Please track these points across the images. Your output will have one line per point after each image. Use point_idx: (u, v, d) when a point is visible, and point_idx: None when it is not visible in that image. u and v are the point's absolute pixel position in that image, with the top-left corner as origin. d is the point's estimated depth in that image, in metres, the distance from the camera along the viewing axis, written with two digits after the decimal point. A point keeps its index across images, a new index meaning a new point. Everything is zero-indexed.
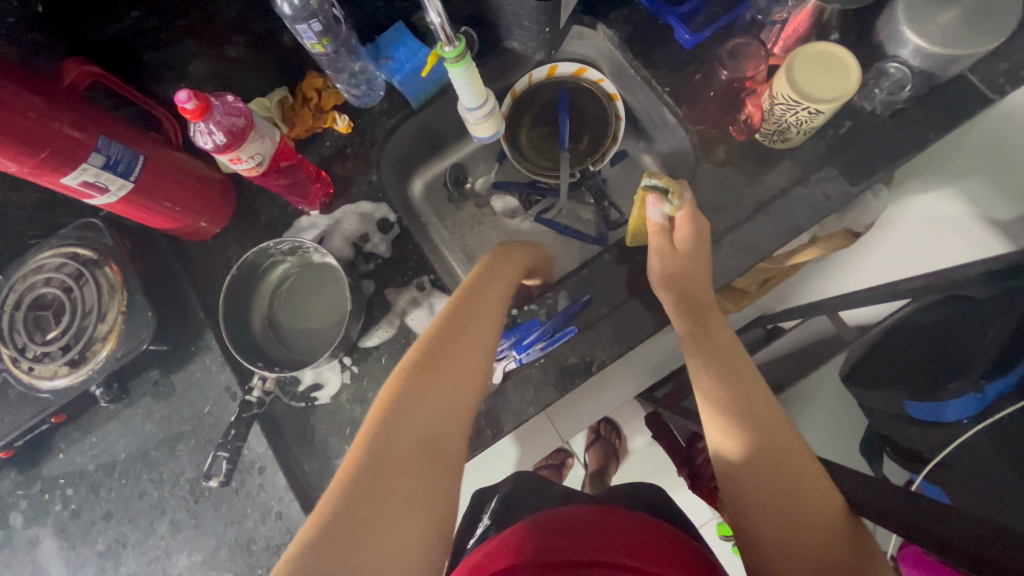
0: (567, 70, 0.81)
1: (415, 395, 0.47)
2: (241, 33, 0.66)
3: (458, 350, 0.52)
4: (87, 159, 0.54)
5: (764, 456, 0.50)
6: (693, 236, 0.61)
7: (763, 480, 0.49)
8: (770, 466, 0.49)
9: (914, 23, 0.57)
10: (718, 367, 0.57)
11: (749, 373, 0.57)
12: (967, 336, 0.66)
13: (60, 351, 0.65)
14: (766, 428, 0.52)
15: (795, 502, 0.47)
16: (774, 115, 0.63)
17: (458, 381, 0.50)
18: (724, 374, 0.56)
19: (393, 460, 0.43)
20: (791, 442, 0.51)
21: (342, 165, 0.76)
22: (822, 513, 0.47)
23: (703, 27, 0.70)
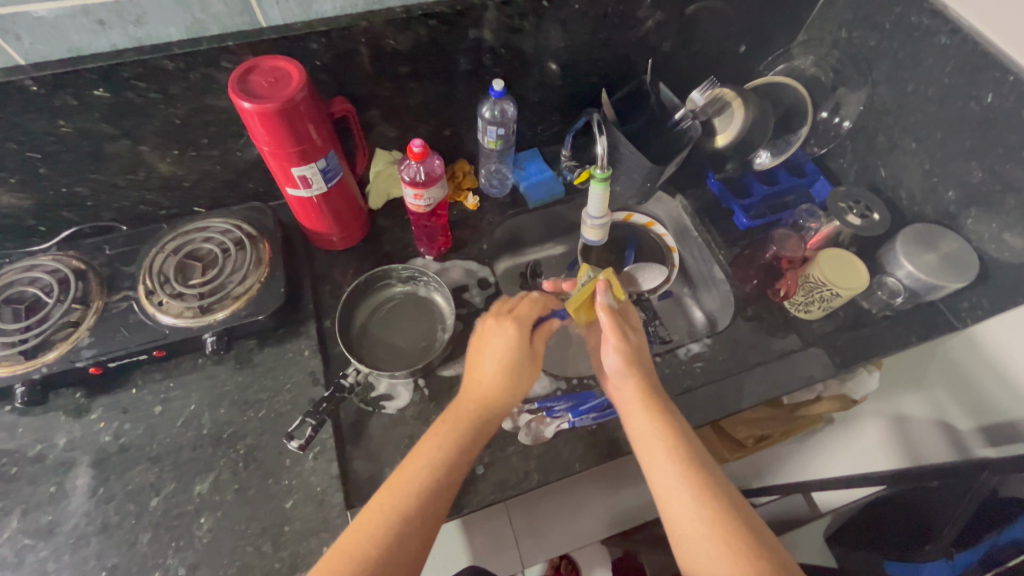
0: (640, 220, 1.04)
1: (416, 478, 0.57)
2: (435, 119, 0.89)
3: (453, 466, 0.59)
4: (316, 161, 0.71)
5: (718, 537, 0.53)
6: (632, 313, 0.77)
7: (717, 564, 0.51)
8: (723, 549, 0.52)
9: (912, 257, 0.81)
10: (667, 446, 0.60)
11: (699, 447, 0.61)
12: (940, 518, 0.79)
13: (195, 296, 0.74)
14: (710, 500, 0.56)
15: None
16: (805, 290, 0.85)
17: (444, 491, 0.57)
18: (675, 454, 0.60)
19: (394, 516, 0.54)
20: (745, 517, 0.55)
21: (462, 230, 0.94)
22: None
23: (757, 218, 0.96)
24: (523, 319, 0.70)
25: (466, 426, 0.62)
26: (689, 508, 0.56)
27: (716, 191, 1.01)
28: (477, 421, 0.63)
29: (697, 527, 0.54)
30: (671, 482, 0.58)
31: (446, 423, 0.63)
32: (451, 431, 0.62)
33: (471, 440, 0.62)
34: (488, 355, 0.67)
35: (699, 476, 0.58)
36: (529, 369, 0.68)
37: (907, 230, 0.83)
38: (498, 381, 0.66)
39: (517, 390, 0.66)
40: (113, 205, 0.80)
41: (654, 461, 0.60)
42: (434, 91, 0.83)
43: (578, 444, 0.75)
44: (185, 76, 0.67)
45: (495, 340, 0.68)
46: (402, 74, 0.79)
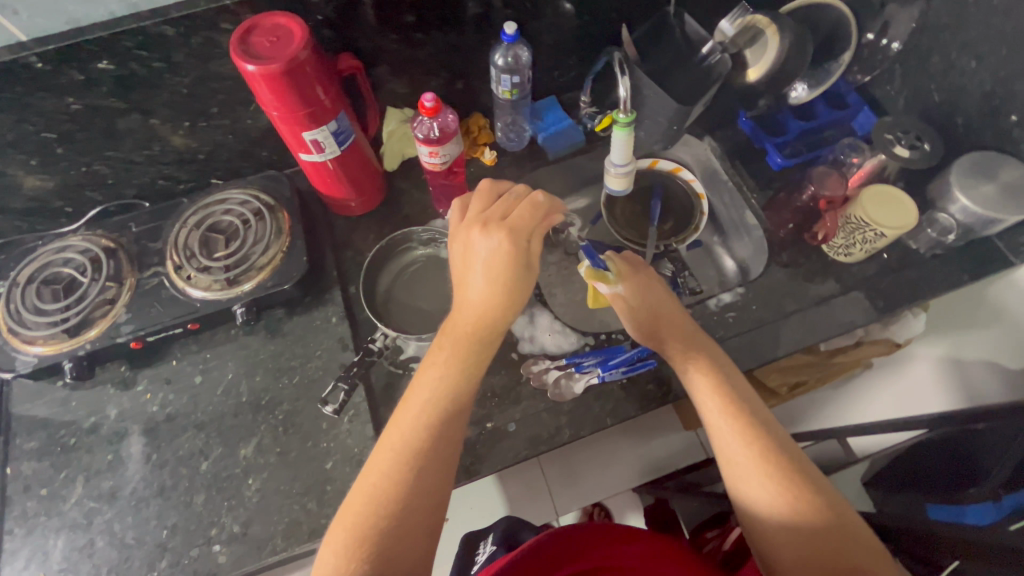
0: (666, 166, 0.99)
1: (417, 415, 0.55)
2: (445, 71, 0.84)
3: (453, 396, 0.56)
4: (327, 123, 0.69)
5: (777, 481, 0.54)
6: (637, 290, 0.70)
7: (778, 506, 0.53)
8: (777, 484, 0.54)
9: (968, 189, 0.75)
10: (719, 398, 0.61)
11: (748, 396, 0.62)
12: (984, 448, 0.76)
13: (222, 269, 0.75)
14: (765, 446, 0.57)
15: (811, 521, 0.52)
16: (845, 231, 0.80)
17: (447, 424, 0.55)
18: (726, 404, 0.60)
19: (398, 457, 0.53)
20: (798, 461, 0.56)
21: (481, 187, 0.91)
22: (831, 521, 0.52)
23: (793, 155, 0.90)
24: (518, 226, 0.60)
25: (464, 351, 0.58)
26: (746, 455, 0.56)
27: (748, 131, 0.95)
28: (475, 340, 0.58)
29: (756, 471, 0.55)
30: (726, 431, 0.58)
31: (444, 345, 0.59)
32: (450, 355, 0.58)
33: (471, 364, 0.58)
34: (473, 268, 0.59)
35: (754, 425, 0.58)
36: (527, 279, 0.60)
37: (963, 160, 0.76)
38: (490, 298, 0.58)
39: (516, 300, 0.59)
40: (134, 181, 0.80)
41: (709, 409, 0.61)
42: (443, 40, 0.79)
43: (608, 399, 0.75)
44: (185, 42, 0.64)
45: (482, 255, 0.59)
46: (409, 23, 0.74)
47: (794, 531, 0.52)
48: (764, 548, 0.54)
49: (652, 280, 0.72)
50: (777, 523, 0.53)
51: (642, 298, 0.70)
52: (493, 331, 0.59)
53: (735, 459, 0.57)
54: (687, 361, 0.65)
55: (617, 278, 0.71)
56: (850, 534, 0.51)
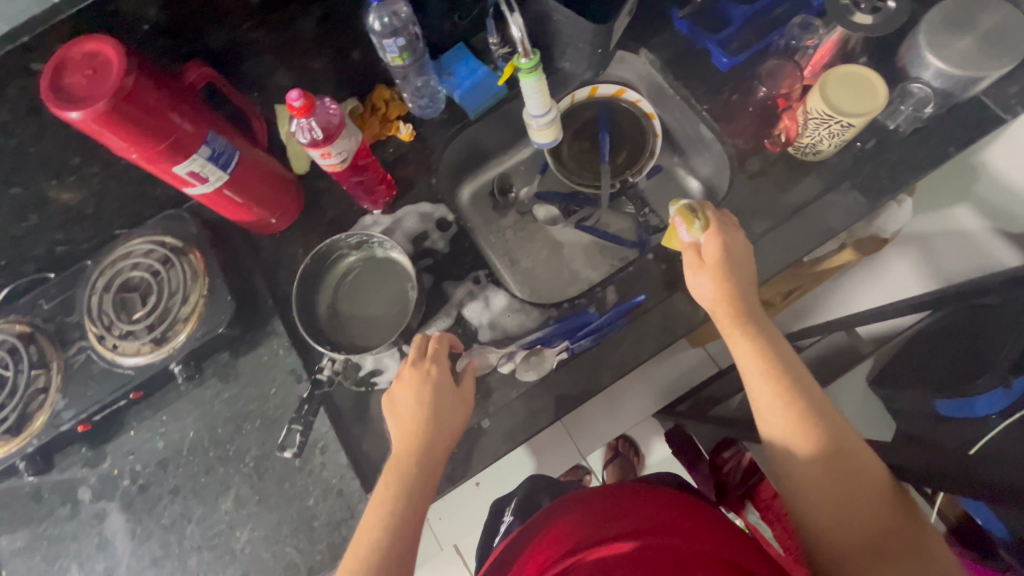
0: (607, 92, 0.87)
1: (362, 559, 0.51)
2: (325, 48, 0.73)
3: (403, 525, 0.53)
4: (196, 151, 0.61)
5: (825, 458, 0.54)
6: (722, 250, 0.64)
7: (814, 467, 0.54)
8: (828, 461, 0.53)
9: (939, 50, 0.64)
10: (763, 362, 0.60)
11: (791, 357, 0.61)
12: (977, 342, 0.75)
13: (145, 331, 0.69)
14: (808, 410, 0.56)
15: (845, 482, 0.52)
16: (808, 129, 0.70)
17: (405, 556, 0.52)
18: (769, 368, 0.59)
19: None
20: (840, 426, 0.55)
21: (404, 169, 0.82)
22: (865, 484, 0.52)
23: (739, 51, 0.78)
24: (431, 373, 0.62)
25: (405, 491, 0.56)
26: (785, 419, 0.56)
27: (686, 33, 0.81)
28: (412, 471, 0.57)
29: (794, 433, 0.56)
30: (766, 395, 0.58)
31: (387, 487, 0.56)
32: (391, 489, 0.56)
33: (420, 490, 0.56)
34: (403, 405, 0.60)
35: (797, 390, 0.57)
36: (459, 409, 0.62)
37: (934, 13, 0.64)
38: (426, 431, 0.59)
39: (452, 421, 0.61)
40: (29, 255, 0.74)
41: (756, 382, 0.59)
42: (308, 14, 0.67)
43: (580, 372, 0.70)
44: (3, 98, 0.54)
45: (409, 390, 0.60)
46: (257, 5, 0.62)
47: (848, 508, 0.52)
48: (809, 520, 0.54)
49: (738, 235, 0.66)
50: (812, 484, 0.54)
51: (724, 255, 0.64)
52: (439, 444, 0.59)
53: (774, 421, 0.57)
54: (733, 325, 0.63)
55: (705, 226, 0.65)
56: (881, 499, 0.52)
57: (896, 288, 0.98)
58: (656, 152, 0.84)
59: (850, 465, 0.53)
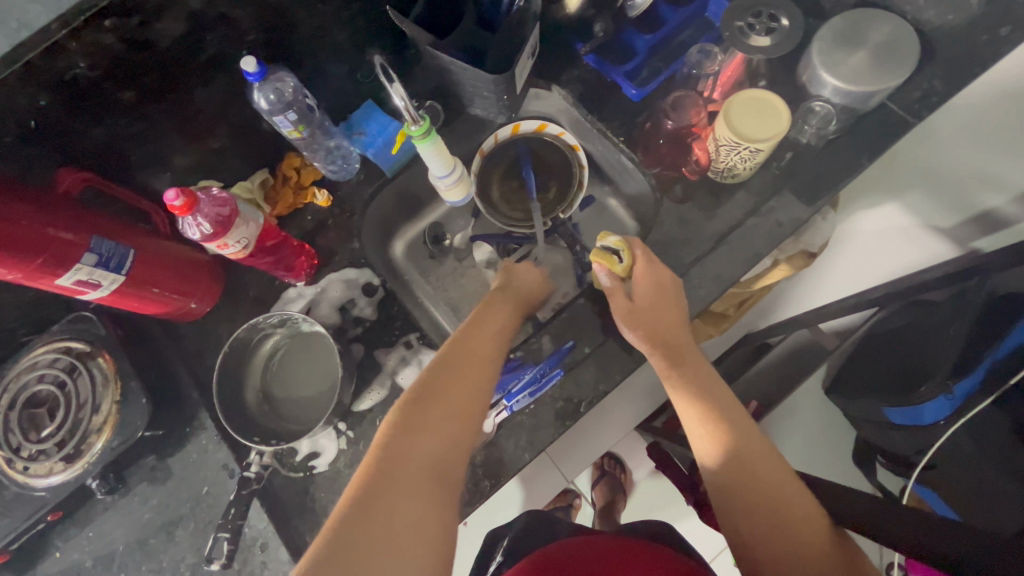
0: (530, 127, 0.84)
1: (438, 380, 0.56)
2: (221, 127, 0.71)
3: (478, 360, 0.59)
4: (81, 259, 0.57)
5: (764, 510, 0.53)
6: (651, 289, 0.64)
7: (752, 515, 0.54)
8: (767, 512, 0.53)
9: (833, 69, 0.64)
10: (700, 407, 0.60)
11: (728, 404, 0.61)
12: (914, 347, 0.75)
13: (56, 448, 0.65)
14: (741, 456, 0.56)
15: (780, 528, 0.52)
16: (721, 156, 0.69)
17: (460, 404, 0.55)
18: (702, 413, 0.60)
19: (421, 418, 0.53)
20: (778, 473, 0.55)
21: (324, 236, 0.80)
22: (802, 530, 0.52)
23: (648, 81, 0.78)
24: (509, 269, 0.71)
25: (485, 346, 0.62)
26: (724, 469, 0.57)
27: (594, 66, 0.81)
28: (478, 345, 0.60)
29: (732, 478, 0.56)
30: (703, 444, 0.59)
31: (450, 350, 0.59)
32: (457, 351, 0.58)
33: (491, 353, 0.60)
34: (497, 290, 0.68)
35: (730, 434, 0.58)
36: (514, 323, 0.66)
37: (823, 32, 0.64)
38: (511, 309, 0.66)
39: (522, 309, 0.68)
40: None
41: (694, 429, 0.60)
42: (192, 98, 0.65)
43: (521, 433, 0.69)
44: None
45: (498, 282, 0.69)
46: (132, 99, 0.59)
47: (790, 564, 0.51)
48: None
49: (667, 272, 0.66)
50: (755, 536, 0.53)
51: (652, 296, 0.64)
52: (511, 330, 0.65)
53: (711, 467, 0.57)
54: (670, 370, 0.63)
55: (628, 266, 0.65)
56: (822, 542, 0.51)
57: (850, 281, 1.00)
58: (582, 187, 0.82)
59: (789, 516, 0.53)
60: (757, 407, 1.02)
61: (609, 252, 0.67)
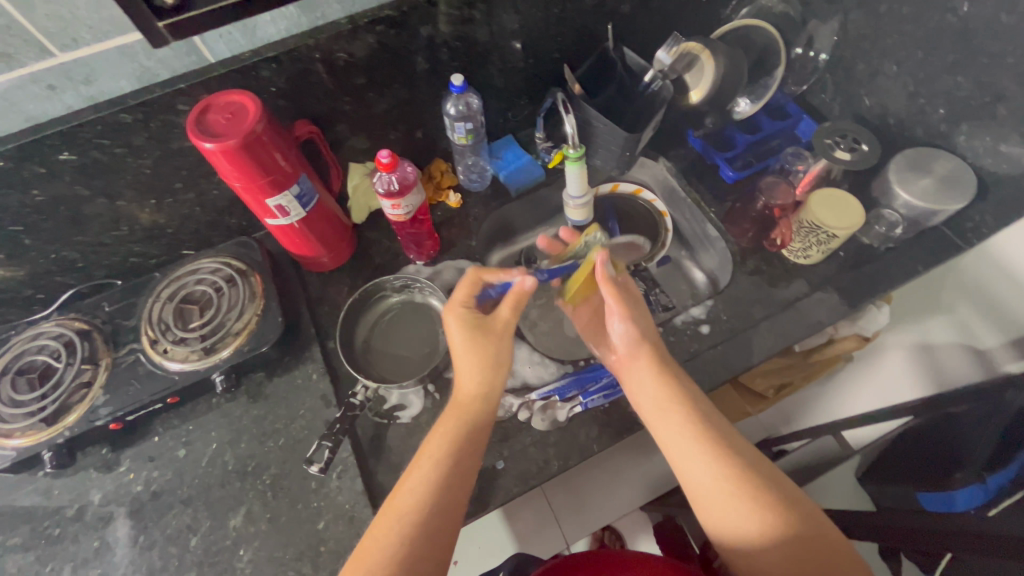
0: (627, 189, 1.02)
1: (429, 481, 0.58)
2: (402, 124, 0.88)
3: (457, 454, 0.60)
4: (289, 188, 0.71)
5: (755, 512, 0.55)
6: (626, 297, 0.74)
7: (755, 524, 0.54)
8: (757, 511, 0.55)
9: (907, 185, 0.79)
10: (692, 419, 0.62)
11: (717, 418, 0.63)
12: (948, 440, 0.84)
13: (198, 339, 0.75)
14: (736, 464, 0.58)
15: (777, 526, 0.54)
16: (801, 236, 0.83)
17: (451, 500, 0.57)
18: (693, 425, 0.62)
19: (412, 521, 0.55)
20: (766, 474, 0.58)
21: (449, 229, 0.94)
22: (812, 545, 0.52)
23: (743, 168, 0.94)
24: (458, 300, 0.70)
25: (462, 424, 0.63)
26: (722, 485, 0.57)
27: (699, 149, 0.98)
28: (470, 416, 0.64)
29: (729, 491, 0.57)
30: (697, 460, 0.59)
31: (442, 429, 0.63)
32: (445, 431, 0.62)
33: (470, 443, 0.62)
34: (452, 347, 0.68)
35: (724, 446, 0.60)
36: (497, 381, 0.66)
37: (899, 158, 0.81)
38: (479, 378, 0.65)
39: (499, 372, 0.66)
40: (104, 262, 0.81)
41: (684, 445, 0.61)
42: (396, 96, 0.82)
43: (592, 425, 0.76)
44: (144, 127, 0.66)
45: (453, 333, 0.68)
46: (360, 84, 0.77)
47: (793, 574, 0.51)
48: None
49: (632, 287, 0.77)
50: (755, 545, 0.54)
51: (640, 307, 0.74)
52: (490, 401, 0.65)
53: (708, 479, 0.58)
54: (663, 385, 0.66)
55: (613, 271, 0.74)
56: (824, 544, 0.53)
57: (883, 393, 1.07)
58: (668, 242, 0.95)
59: (782, 519, 0.54)
60: None
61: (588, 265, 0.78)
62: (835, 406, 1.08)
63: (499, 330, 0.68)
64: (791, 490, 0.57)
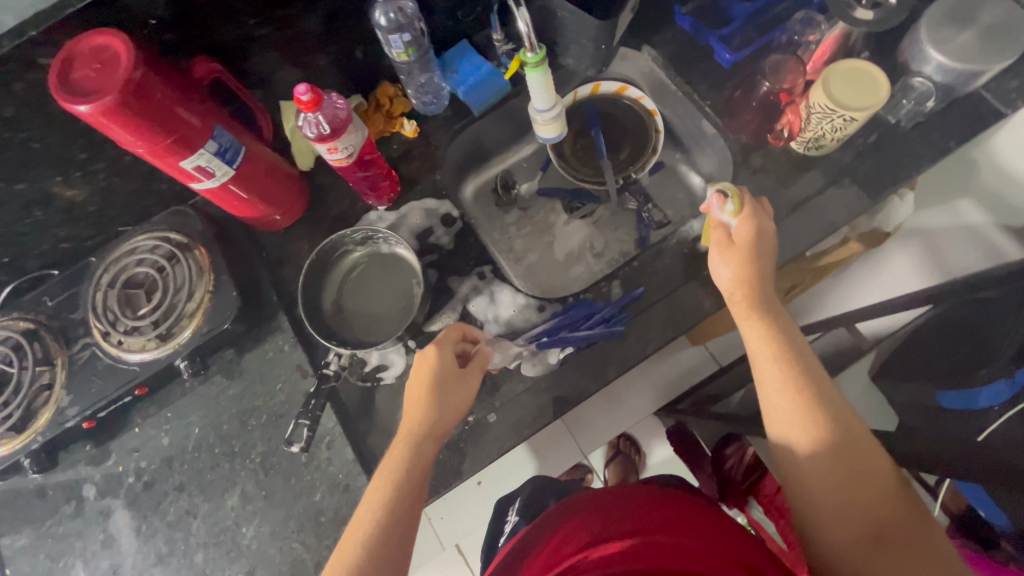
0: (609, 89, 0.88)
1: (375, 535, 0.53)
2: (331, 44, 0.73)
3: (397, 507, 0.55)
4: (203, 145, 0.60)
5: (828, 443, 0.54)
6: (754, 235, 0.60)
7: (825, 465, 0.53)
8: (828, 443, 0.54)
9: (939, 45, 0.65)
10: (776, 346, 0.59)
11: (803, 346, 0.60)
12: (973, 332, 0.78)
13: (150, 326, 0.69)
14: (816, 401, 0.56)
15: (847, 461, 0.53)
16: (811, 124, 0.70)
17: (396, 548, 0.52)
18: (780, 356, 0.58)
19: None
20: (845, 413, 0.56)
21: (409, 165, 0.83)
22: (879, 484, 0.52)
23: (742, 48, 0.78)
24: (445, 340, 0.62)
25: (398, 478, 0.56)
26: (795, 409, 0.56)
27: (688, 29, 0.81)
28: (404, 468, 0.57)
29: (802, 424, 0.55)
30: (775, 382, 0.57)
31: (384, 482, 0.56)
32: (385, 482, 0.56)
33: (408, 495, 0.56)
34: (404, 391, 0.60)
35: (808, 384, 0.57)
36: (439, 432, 0.59)
37: (935, 8, 0.65)
38: (414, 420, 0.58)
39: (452, 412, 0.60)
40: (33, 252, 0.73)
41: (761, 362, 0.59)
42: (313, 8, 0.67)
43: (586, 366, 0.71)
44: (9, 93, 0.54)
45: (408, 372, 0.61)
46: (264, 0, 0.62)
47: (856, 506, 0.51)
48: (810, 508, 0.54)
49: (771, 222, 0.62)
50: (820, 472, 0.53)
51: (753, 239, 0.60)
52: (429, 448, 0.59)
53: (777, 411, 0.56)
54: (750, 309, 0.61)
55: (738, 209, 0.60)
56: (888, 497, 0.52)
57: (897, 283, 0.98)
58: (659, 149, 0.85)
59: (857, 456, 0.53)
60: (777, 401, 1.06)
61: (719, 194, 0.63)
62: (848, 296, 0.99)
63: (452, 376, 0.60)
64: (866, 430, 0.56)
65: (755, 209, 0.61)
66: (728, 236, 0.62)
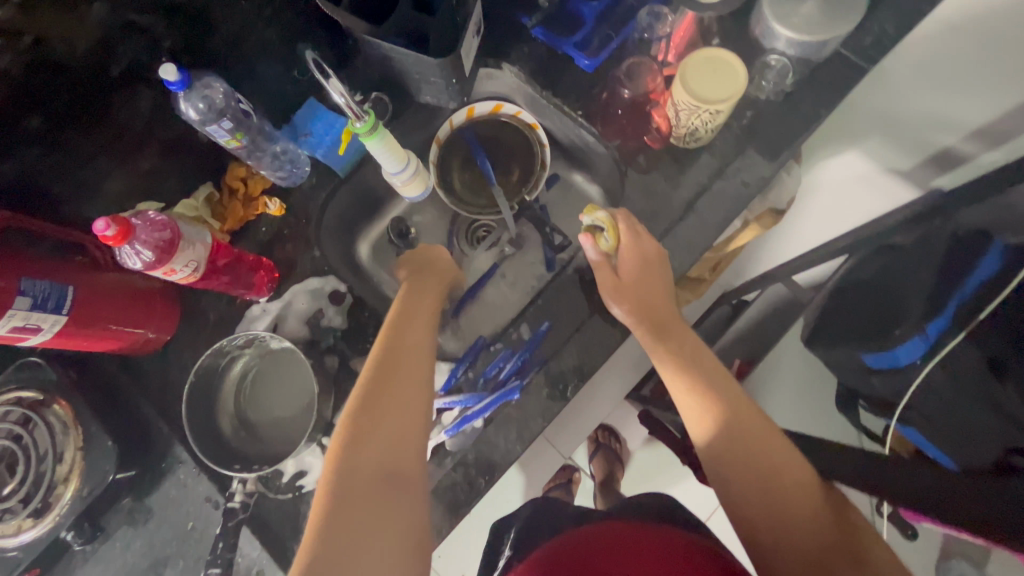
0: (484, 110, 0.81)
1: (373, 408, 0.55)
2: (151, 141, 0.65)
3: (391, 368, 0.58)
4: (13, 305, 0.52)
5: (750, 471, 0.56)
6: (636, 266, 0.66)
7: (751, 490, 0.56)
8: (750, 469, 0.56)
9: (784, 19, 0.64)
10: (687, 377, 0.62)
11: (714, 371, 0.63)
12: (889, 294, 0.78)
13: (21, 504, 0.60)
14: (739, 434, 0.58)
15: (770, 483, 0.55)
16: (681, 121, 0.67)
17: (398, 424, 0.55)
18: (693, 386, 0.62)
19: (362, 453, 0.52)
20: (762, 433, 0.58)
21: (282, 248, 0.75)
22: (807, 506, 0.54)
23: (599, 50, 0.74)
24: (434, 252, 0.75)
25: (386, 365, 0.59)
26: (715, 435, 0.59)
27: (543, 39, 0.76)
28: (391, 362, 0.59)
29: (724, 452, 0.58)
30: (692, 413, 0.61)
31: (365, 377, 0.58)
32: (370, 370, 0.59)
33: (402, 370, 0.58)
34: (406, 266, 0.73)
35: (722, 408, 0.60)
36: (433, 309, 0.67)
37: None
38: (402, 307, 0.65)
39: (440, 277, 0.72)
40: None
41: (678, 394, 0.62)
42: (108, 115, 0.59)
43: (510, 425, 0.68)
44: None
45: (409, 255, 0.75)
46: (40, 125, 0.54)
47: (787, 529, 0.53)
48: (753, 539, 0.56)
49: (651, 244, 0.67)
50: (748, 499, 0.56)
51: (637, 271, 0.66)
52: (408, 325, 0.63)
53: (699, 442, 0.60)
54: (654, 341, 0.65)
55: (612, 240, 0.66)
56: (816, 515, 0.54)
57: (822, 229, 1.00)
58: (545, 167, 0.79)
59: (782, 479, 0.55)
60: (740, 365, 1.05)
61: (596, 227, 0.68)
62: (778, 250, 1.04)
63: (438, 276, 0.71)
64: (790, 448, 0.58)
65: (630, 240, 0.67)
66: (614, 268, 0.67)
